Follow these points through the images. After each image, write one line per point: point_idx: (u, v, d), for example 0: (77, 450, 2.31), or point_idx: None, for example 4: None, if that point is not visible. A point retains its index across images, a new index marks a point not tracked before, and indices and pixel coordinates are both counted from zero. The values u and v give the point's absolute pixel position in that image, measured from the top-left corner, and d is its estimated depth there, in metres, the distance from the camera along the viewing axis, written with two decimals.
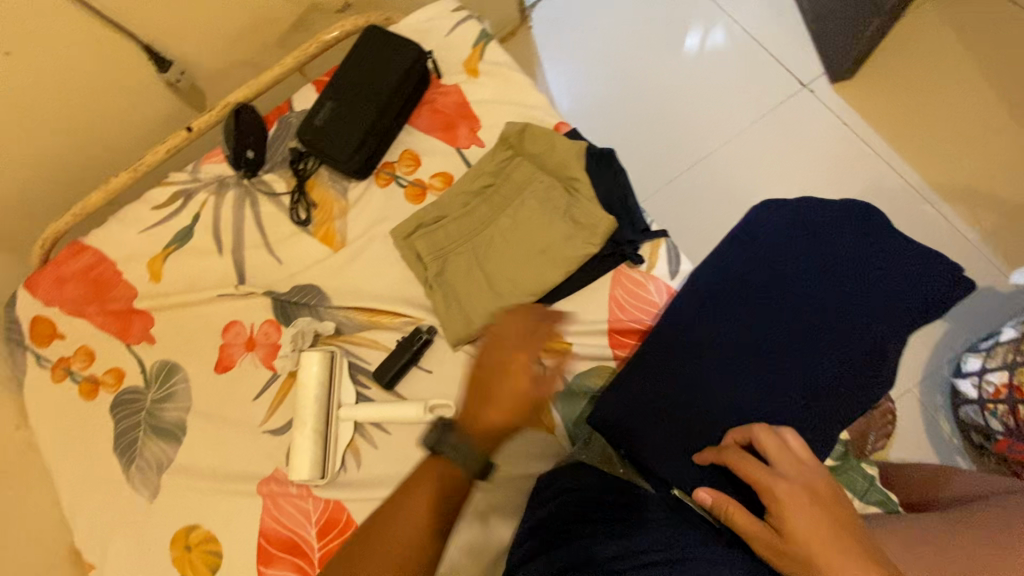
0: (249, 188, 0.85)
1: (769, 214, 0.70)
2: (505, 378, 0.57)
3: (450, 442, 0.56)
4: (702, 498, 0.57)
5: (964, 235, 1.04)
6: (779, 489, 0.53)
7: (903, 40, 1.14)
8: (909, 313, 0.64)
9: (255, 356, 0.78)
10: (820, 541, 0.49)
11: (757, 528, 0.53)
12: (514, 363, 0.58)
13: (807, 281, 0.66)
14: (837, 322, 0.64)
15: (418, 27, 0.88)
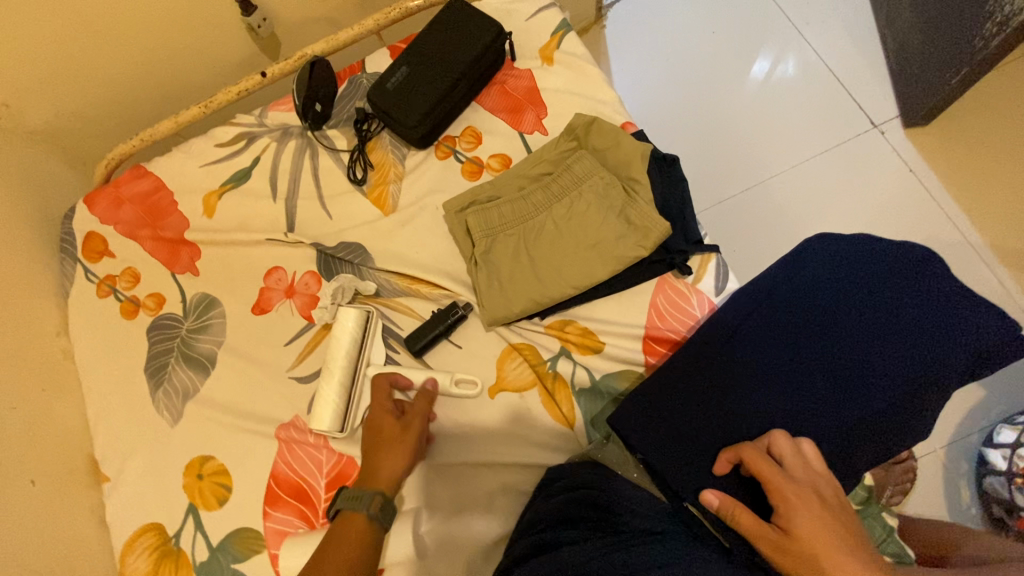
0: (311, 141, 0.86)
1: (824, 245, 0.69)
2: (382, 437, 0.65)
3: (346, 497, 0.62)
4: (708, 499, 0.57)
5: (1018, 303, 1.00)
6: (788, 491, 0.53)
7: (986, 95, 1.10)
8: (961, 364, 0.61)
9: (292, 303, 0.79)
10: (825, 539, 0.49)
11: (762, 528, 0.53)
12: (386, 424, 0.66)
13: (851, 317, 0.64)
14: (880, 363, 0.62)
15: (501, 8, 0.88)
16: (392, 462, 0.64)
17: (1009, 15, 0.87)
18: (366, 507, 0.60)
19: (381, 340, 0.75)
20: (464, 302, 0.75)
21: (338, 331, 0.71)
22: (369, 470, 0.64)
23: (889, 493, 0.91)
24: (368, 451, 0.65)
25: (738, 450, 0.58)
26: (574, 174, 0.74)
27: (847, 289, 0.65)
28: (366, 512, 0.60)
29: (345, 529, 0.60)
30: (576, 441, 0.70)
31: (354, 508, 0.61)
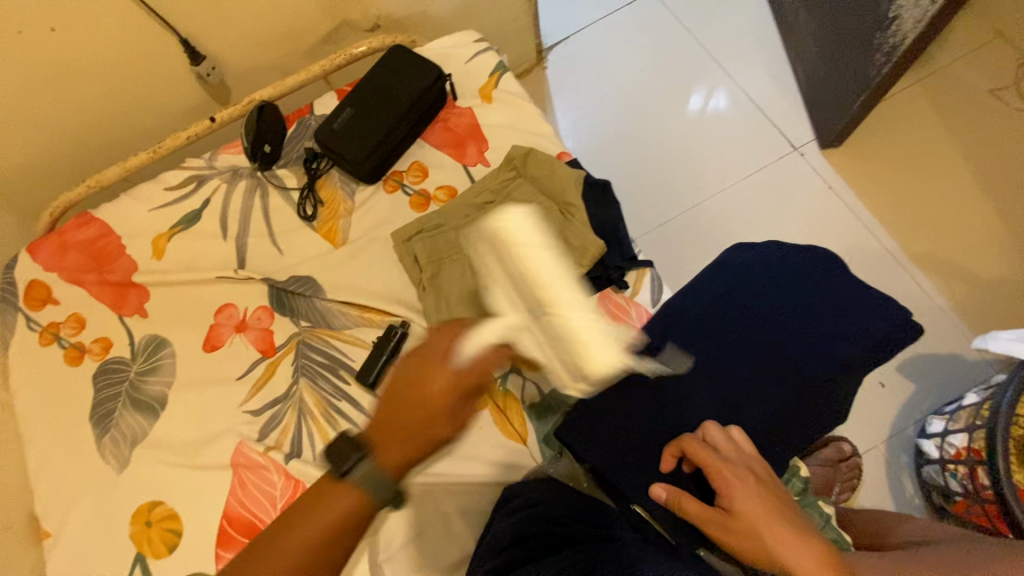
0: (261, 181, 0.88)
1: (740, 253, 0.75)
2: (440, 426, 0.52)
3: (363, 471, 0.52)
4: (657, 493, 0.59)
5: (934, 303, 1.09)
6: (727, 473, 0.57)
7: (887, 118, 1.22)
8: (868, 351, 0.68)
9: (244, 338, 0.80)
10: (762, 512, 0.54)
11: (705, 511, 0.56)
12: (449, 420, 0.52)
13: (772, 317, 0.70)
14: (800, 356, 0.68)
15: (441, 52, 0.95)
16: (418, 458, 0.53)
17: (894, 47, 0.99)
18: (372, 494, 0.52)
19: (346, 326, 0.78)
20: (402, 321, 0.77)
21: (518, 231, 0.53)
22: (392, 446, 0.53)
23: (837, 491, 0.94)
24: (411, 430, 0.52)
25: (679, 442, 0.61)
26: (513, 201, 0.79)
27: (766, 292, 0.71)
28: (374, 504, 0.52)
29: (342, 495, 0.52)
30: (531, 458, 0.72)
31: (363, 488, 0.52)
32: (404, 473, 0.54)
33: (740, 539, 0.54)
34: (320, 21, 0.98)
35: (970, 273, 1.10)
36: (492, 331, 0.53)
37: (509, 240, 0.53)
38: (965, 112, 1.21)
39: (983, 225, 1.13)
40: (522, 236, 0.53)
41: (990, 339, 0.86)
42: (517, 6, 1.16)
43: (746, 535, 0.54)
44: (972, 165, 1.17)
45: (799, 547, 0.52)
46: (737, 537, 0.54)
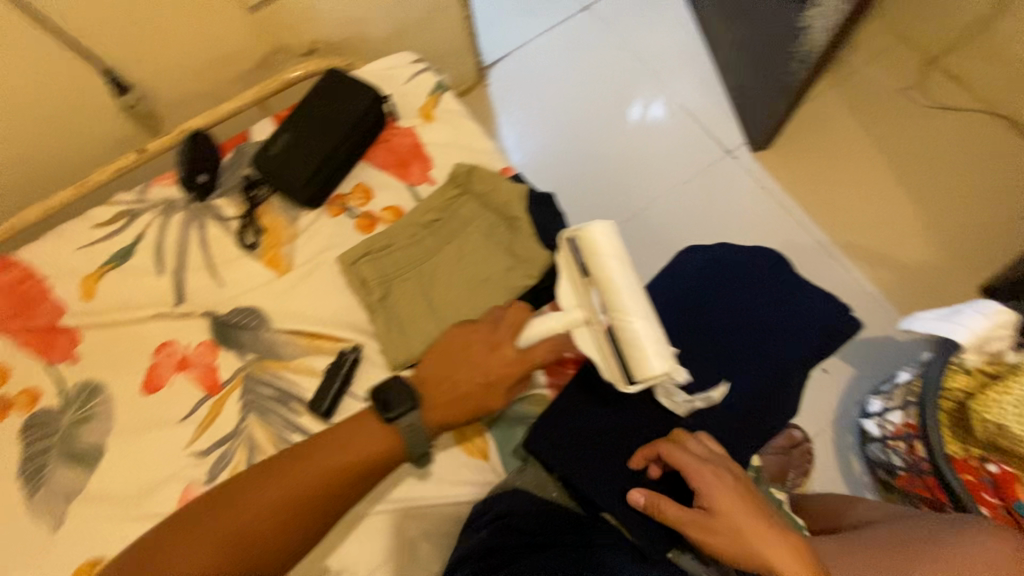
0: (197, 212, 0.85)
1: (693, 255, 0.77)
2: (482, 397, 0.66)
3: (409, 419, 0.66)
4: (637, 498, 0.61)
5: (865, 290, 1.16)
6: (704, 474, 0.59)
7: (809, 120, 1.30)
8: (814, 346, 0.71)
9: (187, 376, 0.76)
10: (739, 510, 0.57)
11: (687, 516, 0.58)
12: (494, 395, 0.66)
13: (722, 317, 0.73)
14: (750, 353, 0.71)
15: (380, 74, 0.95)
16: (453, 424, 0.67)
17: (807, 55, 1.06)
18: (410, 441, 0.66)
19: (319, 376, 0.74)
20: (353, 346, 0.75)
21: (603, 244, 0.65)
22: (442, 406, 0.67)
23: (792, 477, 0.98)
24: (460, 396, 0.67)
25: (655, 446, 0.63)
26: (461, 220, 0.80)
27: (716, 294, 0.74)
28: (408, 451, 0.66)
29: (389, 434, 0.66)
30: (494, 473, 0.71)
31: (405, 433, 0.65)
32: (439, 430, 0.67)
33: (723, 540, 0.56)
34: (253, 47, 0.96)
35: (894, 260, 1.18)
36: (557, 323, 0.65)
37: (597, 250, 0.65)
38: (877, 112, 1.30)
39: (901, 215, 1.21)
40: (604, 247, 0.65)
41: (913, 320, 0.91)
42: (453, 26, 1.17)
43: (726, 536, 0.56)
44: (887, 160, 1.26)
45: (777, 544, 0.55)
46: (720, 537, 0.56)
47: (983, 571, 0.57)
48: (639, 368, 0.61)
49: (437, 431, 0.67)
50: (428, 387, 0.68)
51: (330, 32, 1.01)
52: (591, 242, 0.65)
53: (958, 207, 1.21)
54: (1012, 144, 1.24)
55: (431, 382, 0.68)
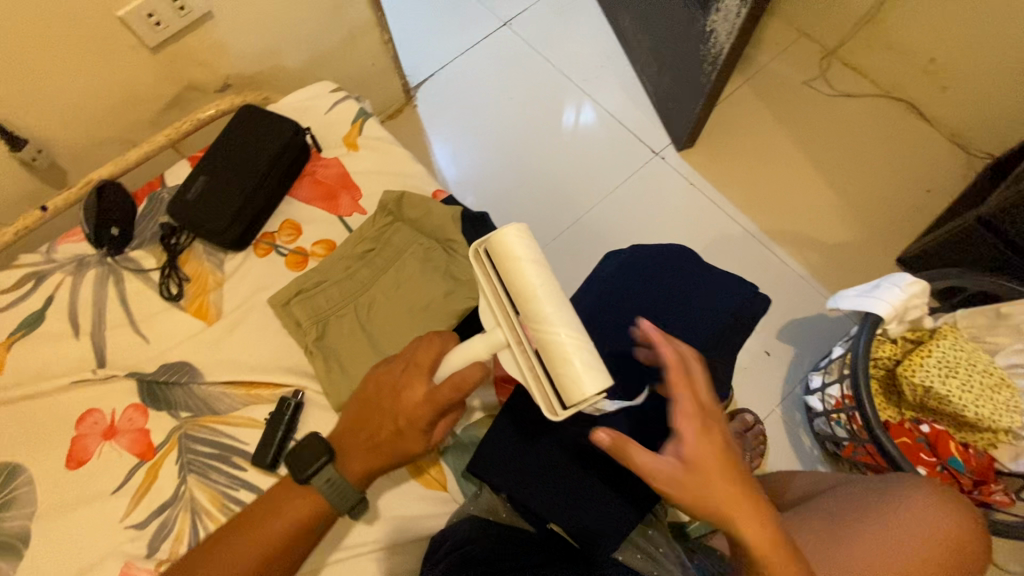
0: (113, 267, 0.80)
1: (605, 265, 0.80)
2: (399, 442, 0.58)
3: (325, 479, 0.59)
4: (601, 437, 0.51)
5: (796, 272, 1.22)
6: (693, 419, 0.51)
7: (727, 117, 1.37)
8: (726, 328, 0.71)
9: (115, 444, 0.70)
10: (712, 463, 0.50)
11: (658, 463, 0.50)
12: (411, 439, 0.58)
13: (641, 312, 0.72)
14: (670, 342, 0.70)
15: (298, 106, 0.93)
16: (380, 471, 0.60)
17: (716, 57, 1.09)
18: (333, 500, 0.59)
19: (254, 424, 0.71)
20: (293, 391, 0.72)
21: (517, 249, 0.52)
22: (361, 457, 0.60)
23: (750, 460, 1.01)
24: (379, 442, 0.59)
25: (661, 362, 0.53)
26: (393, 248, 0.79)
27: (630, 290, 0.74)
28: (337, 509, 0.59)
29: (307, 497, 0.59)
30: (453, 501, 0.70)
31: (325, 492, 0.59)
32: (366, 480, 0.60)
33: (689, 493, 0.50)
34: (161, 89, 0.92)
35: (819, 242, 1.25)
36: (479, 348, 0.55)
37: (509, 257, 0.52)
38: (788, 103, 1.38)
39: (821, 199, 1.29)
40: (518, 252, 0.52)
41: (839, 299, 0.95)
42: (374, 51, 1.16)
43: (694, 489, 0.50)
44: (802, 148, 1.33)
45: (746, 506, 0.50)
46: (684, 491, 0.50)
47: (932, 516, 0.62)
48: (568, 388, 0.49)
49: (361, 484, 0.60)
50: (350, 435, 0.61)
51: (244, 67, 0.99)
52: (502, 249, 0.53)
53: (869, 187, 1.29)
54: (909, 125, 1.34)
55: (349, 435, 0.61)
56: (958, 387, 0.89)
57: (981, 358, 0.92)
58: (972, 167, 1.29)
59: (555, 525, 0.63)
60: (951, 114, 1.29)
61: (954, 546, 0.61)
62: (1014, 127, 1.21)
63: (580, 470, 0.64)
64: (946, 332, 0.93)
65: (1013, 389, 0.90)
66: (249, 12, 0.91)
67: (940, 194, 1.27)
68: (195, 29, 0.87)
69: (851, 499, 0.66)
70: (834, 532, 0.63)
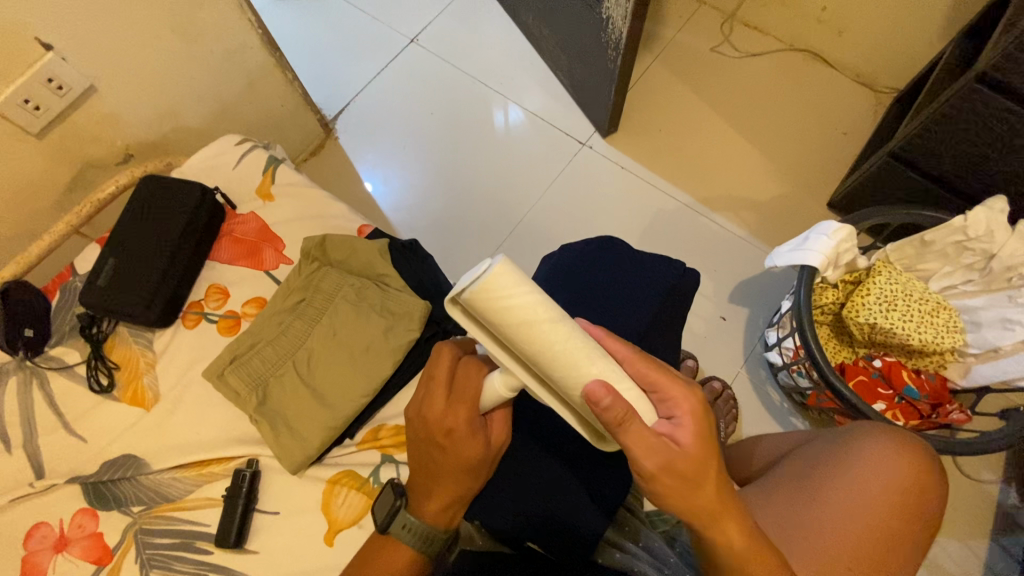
0: (33, 370, 0.76)
1: (540, 267, 0.79)
2: (445, 456, 0.54)
3: (405, 523, 0.57)
4: (596, 394, 0.42)
5: (735, 234, 1.24)
6: (693, 405, 0.48)
7: (646, 95, 1.39)
8: (660, 306, 0.72)
9: (68, 556, 0.66)
10: (706, 450, 0.48)
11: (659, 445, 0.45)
12: (470, 461, 0.54)
13: (579, 308, 0.71)
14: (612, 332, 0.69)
15: (203, 164, 0.89)
16: (451, 493, 0.56)
17: (617, 42, 1.09)
18: (418, 545, 0.57)
19: (213, 505, 0.68)
20: (247, 461, 0.70)
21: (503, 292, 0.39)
22: (430, 489, 0.57)
23: (724, 426, 1.05)
24: (429, 466, 0.56)
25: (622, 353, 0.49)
26: (324, 293, 0.77)
27: (566, 287, 0.73)
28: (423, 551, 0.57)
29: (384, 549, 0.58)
30: None
31: (407, 538, 0.57)
32: (447, 515, 0.58)
33: (679, 478, 0.47)
34: (57, 173, 0.88)
35: (752, 202, 1.28)
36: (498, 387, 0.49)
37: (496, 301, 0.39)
38: (699, 72, 1.41)
39: (748, 159, 1.32)
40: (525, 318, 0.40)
41: (775, 256, 0.97)
42: (279, 92, 1.13)
43: (686, 482, 0.47)
44: (720, 113, 1.36)
45: (728, 502, 0.48)
46: (675, 479, 0.47)
47: (887, 466, 0.63)
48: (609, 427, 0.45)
49: (439, 515, 0.57)
50: (421, 481, 0.58)
51: (143, 134, 0.95)
52: (498, 304, 0.39)
53: (792, 139, 1.33)
54: (815, 73, 1.38)
55: (416, 475, 0.58)
56: (899, 318, 0.92)
57: (916, 287, 0.95)
58: (881, 104, 1.34)
59: (535, 544, 0.62)
60: (852, 57, 1.34)
61: (913, 486, 0.63)
62: (909, 61, 1.26)
63: (547, 482, 0.63)
64: (880, 268, 0.95)
65: (949, 310, 0.94)
66: (136, 79, 0.88)
67: (856, 135, 1.31)
68: (80, 105, 0.84)
69: (813, 462, 0.67)
70: (805, 508, 0.63)
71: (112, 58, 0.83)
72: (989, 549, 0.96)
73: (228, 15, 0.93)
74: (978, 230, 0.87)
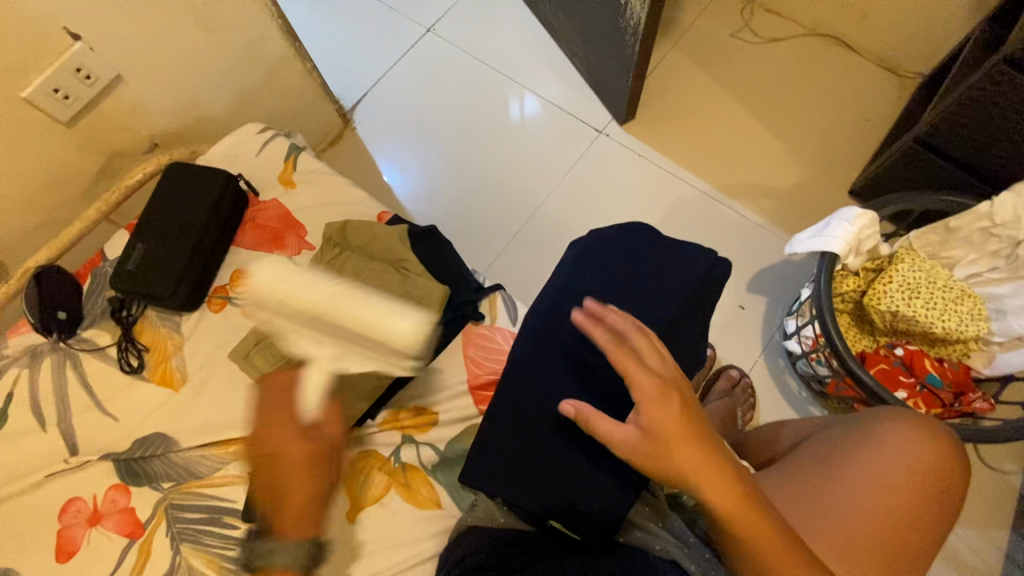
0: (67, 351, 0.78)
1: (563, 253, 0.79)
2: (279, 460, 0.56)
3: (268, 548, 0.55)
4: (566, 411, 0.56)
5: (754, 223, 1.23)
6: (653, 389, 0.53)
7: (663, 83, 1.37)
8: (680, 291, 0.71)
9: (103, 529, 0.69)
10: (671, 428, 0.52)
11: (618, 433, 0.53)
12: (305, 454, 0.56)
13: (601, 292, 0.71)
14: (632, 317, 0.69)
15: (227, 152, 0.91)
16: (303, 495, 0.55)
17: (635, 27, 1.08)
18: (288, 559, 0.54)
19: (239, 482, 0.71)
20: None
21: (275, 279, 0.67)
22: (283, 508, 0.56)
23: (742, 415, 1.04)
24: (275, 482, 0.56)
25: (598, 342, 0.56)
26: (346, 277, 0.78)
27: (589, 270, 0.73)
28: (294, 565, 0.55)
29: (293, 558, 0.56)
30: (451, 515, 0.70)
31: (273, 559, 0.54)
32: (309, 525, 0.56)
33: (650, 457, 0.52)
34: (87, 161, 0.90)
35: (771, 189, 1.26)
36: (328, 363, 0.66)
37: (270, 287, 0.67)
38: (718, 58, 1.39)
39: (767, 147, 1.30)
40: (302, 298, 0.66)
41: (794, 243, 0.96)
42: (299, 82, 1.15)
43: (654, 460, 0.52)
44: (740, 100, 1.35)
45: (710, 472, 0.52)
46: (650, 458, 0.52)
47: (901, 450, 0.63)
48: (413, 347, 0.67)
49: (298, 518, 0.55)
50: (273, 504, 0.56)
51: (168, 123, 0.97)
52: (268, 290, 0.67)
53: (812, 127, 1.31)
54: (838, 59, 1.36)
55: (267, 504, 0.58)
56: (921, 306, 0.91)
57: (940, 274, 0.94)
58: (906, 89, 1.31)
59: (557, 521, 0.62)
60: (876, 42, 1.31)
61: (934, 468, 0.62)
62: (936, 44, 1.23)
63: (569, 461, 0.63)
64: (904, 256, 0.94)
65: (974, 299, 0.92)
66: (162, 70, 0.90)
67: (879, 121, 1.29)
68: (109, 94, 0.86)
69: (838, 443, 0.66)
70: (827, 491, 0.62)
71: (139, 47, 0.85)
72: (1010, 540, 0.94)
73: (250, 4, 0.95)
74: (1004, 216, 0.85)
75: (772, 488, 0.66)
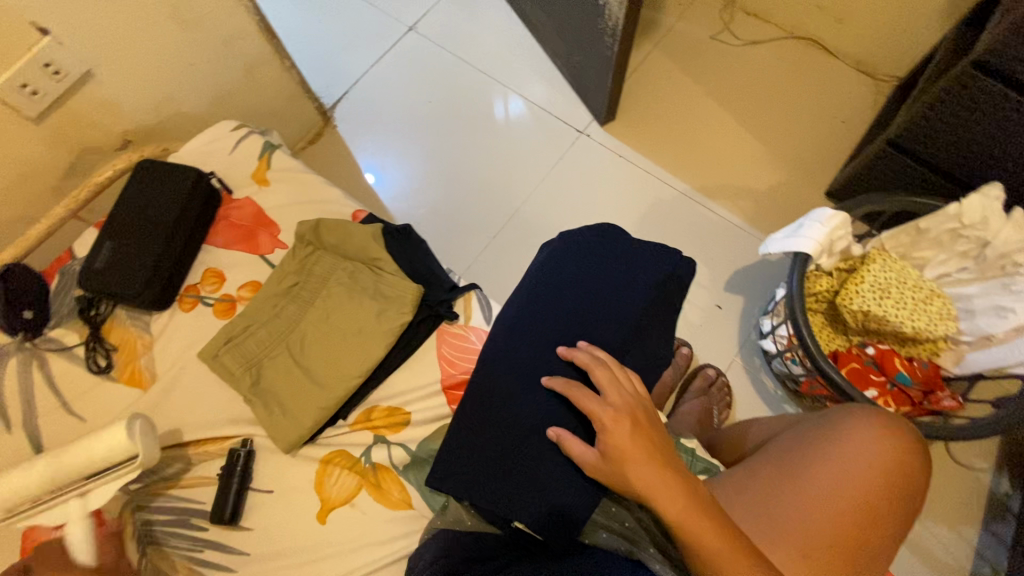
0: (32, 351, 0.77)
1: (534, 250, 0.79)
2: None
3: None
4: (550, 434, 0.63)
5: (731, 223, 1.25)
6: (611, 418, 0.60)
7: (644, 84, 1.38)
8: (651, 290, 0.71)
9: None
10: (626, 449, 0.59)
11: (585, 456, 0.61)
12: None
13: (571, 290, 0.71)
14: (602, 315, 0.70)
15: (199, 150, 0.90)
16: None
17: (614, 29, 1.08)
18: None
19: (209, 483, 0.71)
20: (241, 441, 0.72)
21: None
22: None
23: (717, 413, 1.05)
24: None
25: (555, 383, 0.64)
26: (318, 277, 0.79)
27: (559, 268, 0.72)
28: None
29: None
30: (423, 516, 0.70)
31: None
32: None
33: (612, 476, 0.59)
34: (57, 158, 0.89)
35: (749, 190, 1.27)
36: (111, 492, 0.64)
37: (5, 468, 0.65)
38: (698, 59, 1.40)
39: (746, 147, 1.31)
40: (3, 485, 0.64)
41: (769, 243, 0.97)
42: (277, 79, 1.13)
43: (615, 479, 0.59)
44: (718, 101, 1.36)
45: (667, 486, 0.57)
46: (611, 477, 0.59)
47: (866, 451, 0.64)
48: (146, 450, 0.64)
49: None
50: None
51: (141, 120, 0.96)
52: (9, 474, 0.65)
53: (789, 128, 1.32)
54: (816, 61, 1.38)
55: None
56: (892, 306, 0.92)
57: (911, 274, 0.95)
58: (881, 92, 1.33)
59: (520, 522, 0.63)
60: (852, 45, 1.33)
61: (896, 467, 0.63)
62: (911, 48, 1.25)
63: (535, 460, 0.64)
64: (875, 256, 0.95)
65: (944, 298, 0.94)
66: (133, 67, 0.89)
67: (855, 123, 1.31)
68: (78, 90, 0.84)
69: (802, 442, 0.67)
70: (788, 487, 0.63)
71: (109, 43, 0.83)
72: (979, 536, 0.96)
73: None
74: (973, 217, 0.86)
75: (731, 485, 0.66)
